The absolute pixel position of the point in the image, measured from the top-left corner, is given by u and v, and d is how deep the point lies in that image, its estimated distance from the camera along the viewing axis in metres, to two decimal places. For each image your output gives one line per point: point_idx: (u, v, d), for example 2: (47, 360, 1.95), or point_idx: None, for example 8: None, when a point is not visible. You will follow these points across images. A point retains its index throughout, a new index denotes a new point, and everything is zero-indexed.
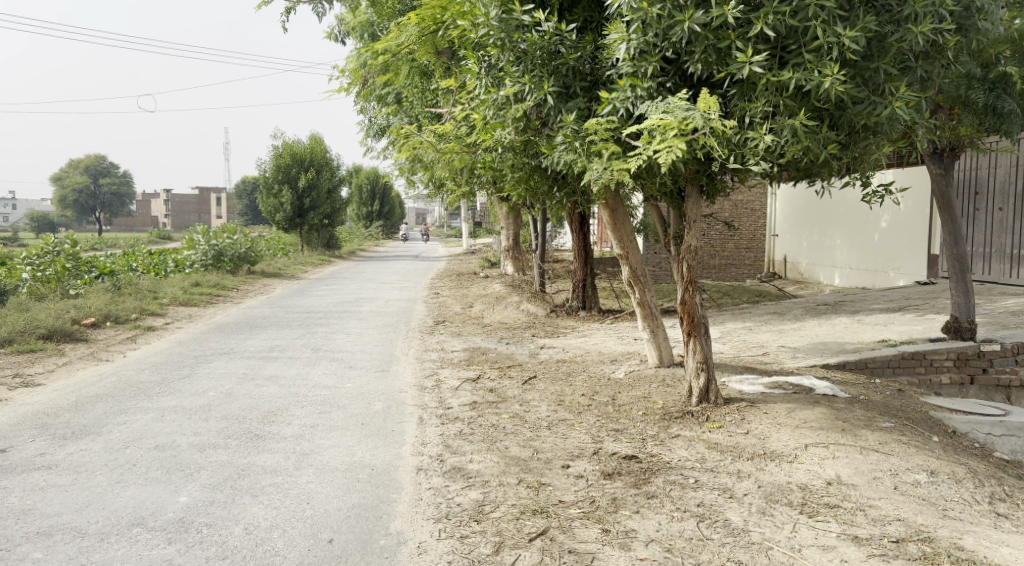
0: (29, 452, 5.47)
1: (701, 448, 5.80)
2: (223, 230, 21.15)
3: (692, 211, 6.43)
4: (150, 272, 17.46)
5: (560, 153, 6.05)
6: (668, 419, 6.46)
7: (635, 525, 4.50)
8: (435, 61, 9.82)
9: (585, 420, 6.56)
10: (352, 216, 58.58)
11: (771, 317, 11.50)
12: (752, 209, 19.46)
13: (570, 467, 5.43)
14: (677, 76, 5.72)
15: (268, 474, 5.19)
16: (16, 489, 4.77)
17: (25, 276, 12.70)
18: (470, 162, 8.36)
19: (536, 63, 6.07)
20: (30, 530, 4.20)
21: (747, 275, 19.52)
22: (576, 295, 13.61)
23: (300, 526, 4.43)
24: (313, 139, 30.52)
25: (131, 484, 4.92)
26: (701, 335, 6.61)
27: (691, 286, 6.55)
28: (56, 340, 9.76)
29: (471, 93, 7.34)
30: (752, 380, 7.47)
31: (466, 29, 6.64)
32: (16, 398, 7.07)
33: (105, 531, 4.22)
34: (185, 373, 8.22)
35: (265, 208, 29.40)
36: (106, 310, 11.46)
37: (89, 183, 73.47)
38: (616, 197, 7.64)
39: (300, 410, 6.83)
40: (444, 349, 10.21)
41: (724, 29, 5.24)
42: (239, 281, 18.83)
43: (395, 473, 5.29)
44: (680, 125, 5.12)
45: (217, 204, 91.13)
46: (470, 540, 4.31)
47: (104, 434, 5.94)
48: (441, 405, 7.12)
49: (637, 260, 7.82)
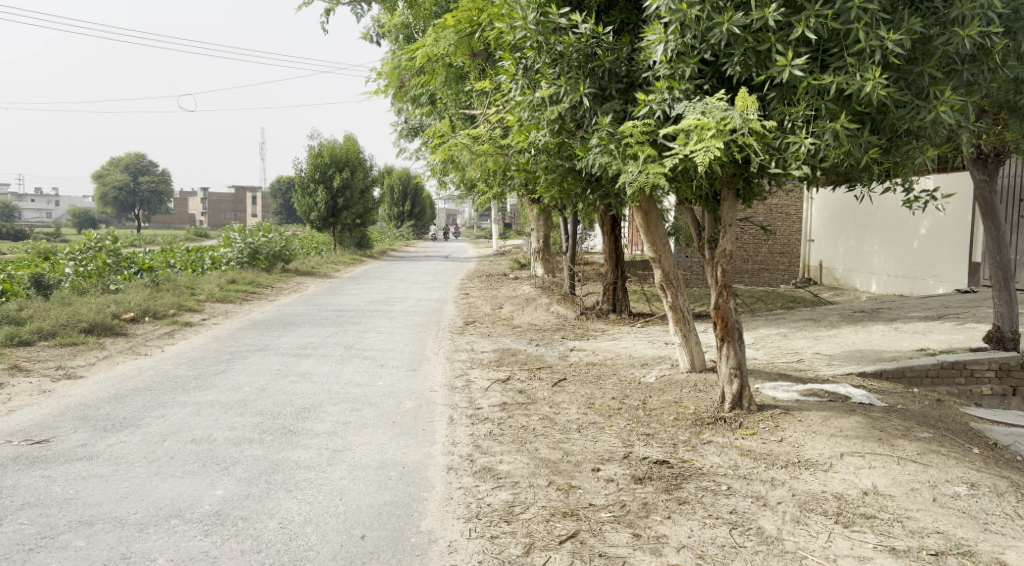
0: (72, 443, 5.61)
1: (734, 454, 5.74)
2: (259, 229, 21.47)
3: (727, 214, 6.38)
4: (188, 269, 17.77)
5: (595, 154, 6.00)
6: (700, 425, 6.41)
7: (666, 531, 4.46)
8: (470, 64, 9.88)
9: (615, 423, 6.53)
10: (384, 215, 59.02)
11: (806, 323, 11.34)
12: (786, 213, 19.10)
13: (600, 470, 5.41)
14: (714, 77, 5.69)
15: (302, 470, 5.26)
16: (59, 478, 4.88)
17: (67, 270, 13.00)
18: (504, 164, 8.34)
19: (572, 65, 6.07)
20: (72, 519, 4.30)
21: (781, 280, 19.25)
22: (606, 298, 13.55)
23: (333, 521, 4.47)
24: (348, 140, 30.83)
25: (169, 476, 5.01)
26: (735, 340, 6.57)
27: (725, 291, 6.49)
28: (97, 334, 9.97)
29: (505, 95, 7.34)
30: (786, 387, 7.37)
31: (502, 31, 6.64)
32: (58, 390, 7.24)
33: (144, 522, 4.31)
34: (221, 368, 8.37)
35: (300, 207, 29.77)
36: (145, 306, 11.69)
37: (129, 182, 75.33)
38: (650, 200, 7.60)
39: (333, 407, 6.90)
40: (474, 349, 10.25)
41: (764, 31, 5.21)
42: (273, 278, 19.06)
43: (426, 472, 5.31)
44: (718, 126, 5.08)
45: (252, 204, 92.21)
46: (501, 541, 4.32)
47: (143, 426, 6.06)
48: (471, 405, 7.14)
49: (670, 264, 7.78)
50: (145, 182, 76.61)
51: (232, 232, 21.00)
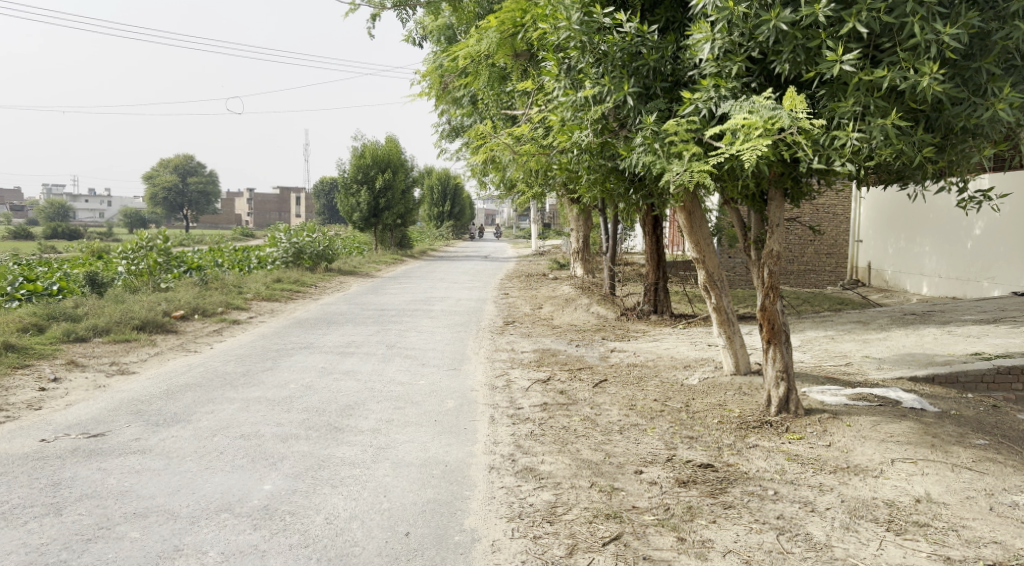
0: (126, 437, 5.76)
1: (781, 459, 5.65)
2: (304, 229, 21.81)
3: (774, 214, 6.27)
4: (234, 269, 18.13)
5: (639, 154, 5.92)
6: (745, 428, 6.33)
7: (711, 535, 4.41)
8: (513, 65, 9.87)
9: (657, 426, 6.47)
10: (424, 215, 59.50)
11: (854, 326, 11.10)
12: (833, 213, 18.71)
13: (643, 472, 5.37)
14: (762, 75, 5.59)
15: (347, 466, 5.32)
16: (115, 471, 5.02)
17: (121, 270, 13.33)
18: (545, 164, 8.30)
19: (616, 64, 6.04)
20: (127, 511, 4.42)
21: (827, 282, 18.86)
22: (647, 299, 13.44)
23: (378, 518, 4.51)
24: (389, 141, 31.11)
25: (218, 470, 5.11)
26: (781, 342, 6.46)
27: (772, 292, 6.39)
28: (148, 331, 10.23)
29: (548, 94, 7.31)
30: (834, 391, 7.22)
31: (545, 31, 6.62)
32: (112, 385, 7.45)
33: (196, 515, 4.40)
34: (268, 365, 8.52)
35: (343, 208, 30.16)
36: (195, 303, 11.96)
37: (179, 182, 77.32)
38: (694, 199, 7.53)
39: (376, 405, 6.97)
40: (514, 349, 10.26)
41: (814, 28, 5.12)
42: (317, 278, 19.32)
43: (468, 471, 5.34)
44: (766, 125, 5.02)
45: (296, 205, 93.64)
46: (544, 541, 4.31)
47: (194, 421, 6.20)
48: (513, 405, 7.15)
49: (714, 264, 7.67)
50: (193, 183, 78.51)
51: (278, 232, 21.40)
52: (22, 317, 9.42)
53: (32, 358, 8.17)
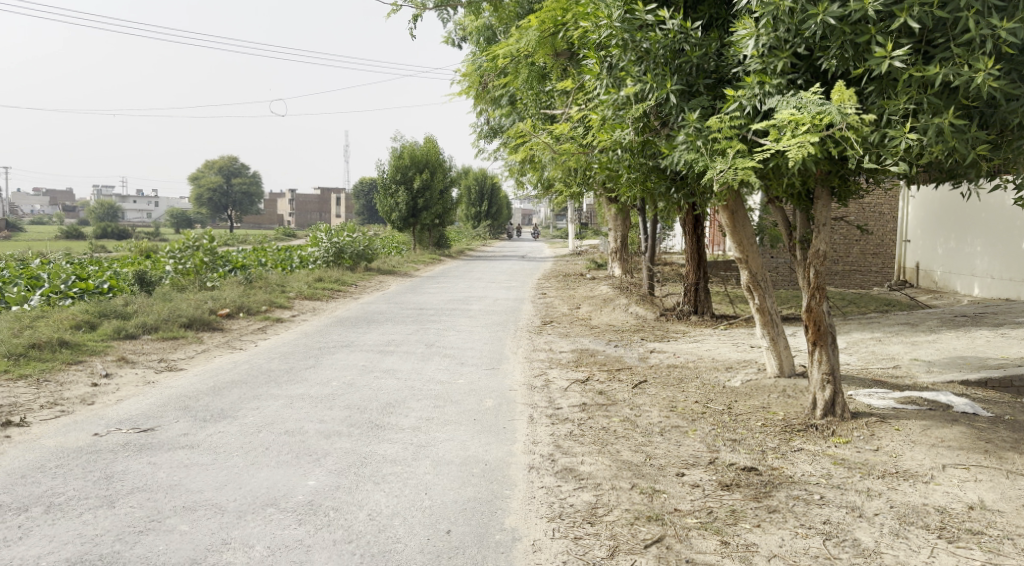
0: (175, 432, 5.89)
1: (827, 463, 5.54)
2: (344, 229, 22.05)
3: (821, 213, 6.13)
4: (277, 268, 18.43)
5: (681, 152, 5.84)
6: (790, 431, 6.22)
7: (755, 539, 4.35)
8: (553, 63, 9.84)
9: (699, 428, 6.40)
10: (462, 216, 59.76)
11: (902, 328, 10.83)
12: (880, 212, 18.30)
13: (685, 475, 5.31)
14: (809, 72, 5.49)
15: (388, 463, 5.36)
16: (165, 465, 5.14)
17: (168, 268, 13.64)
18: (585, 163, 8.25)
19: (658, 61, 5.98)
20: (177, 504, 4.51)
21: (874, 282, 18.49)
22: (688, 299, 13.28)
23: (420, 515, 4.54)
24: (427, 141, 31.29)
25: (264, 466, 5.19)
26: (827, 344, 6.33)
27: (818, 293, 6.27)
28: (195, 329, 10.46)
29: (588, 93, 7.26)
30: (882, 395, 7.06)
31: (587, 30, 6.60)
32: (161, 381, 7.63)
33: (242, 510, 4.48)
34: (310, 363, 8.64)
35: (382, 208, 30.50)
36: (239, 302, 12.19)
37: (223, 183, 78.97)
38: (737, 198, 7.41)
39: (417, 403, 7.02)
40: (552, 349, 10.24)
41: (863, 23, 5.01)
42: (358, 278, 19.53)
43: (508, 470, 5.35)
44: (813, 121, 4.92)
45: (337, 206, 94.75)
46: (585, 542, 4.30)
47: (239, 418, 6.31)
48: (552, 405, 7.14)
49: (758, 264, 7.54)
50: (237, 183, 80.10)
51: (319, 232, 21.69)
52: (75, 314, 9.67)
53: (85, 354, 8.40)
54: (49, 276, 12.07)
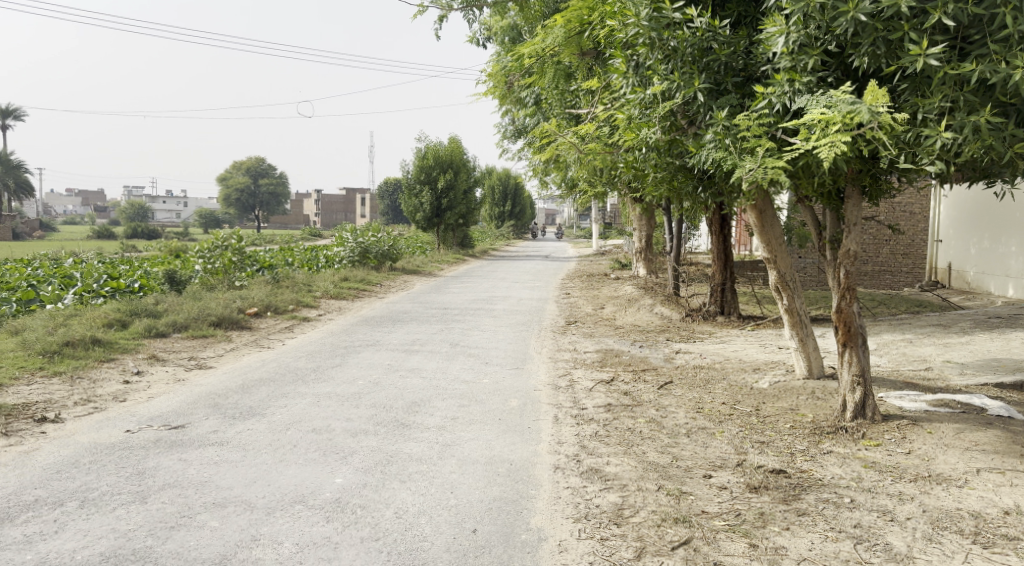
0: (205, 429, 5.96)
1: (857, 466, 5.46)
2: (369, 229, 22.18)
3: (852, 212, 6.05)
4: (303, 267, 18.60)
5: (708, 150, 5.77)
6: (819, 434, 6.14)
7: (784, 543, 4.30)
8: (579, 63, 9.79)
9: (726, 429, 6.34)
10: (486, 216, 59.85)
11: (934, 329, 10.64)
12: (911, 212, 18.03)
13: (712, 477, 5.26)
14: (840, 69, 5.42)
15: (414, 462, 5.38)
16: (195, 462, 5.20)
17: (198, 268, 13.82)
18: (611, 163, 8.20)
19: (686, 60, 5.93)
20: (207, 501, 4.57)
21: (905, 283, 18.23)
22: (714, 299, 13.17)
23: (446, 514, 4.56)
24: (452, 141, 31.39)
25: (292, 463, 5.24)
26: (857, 346, 6.25)
27: (849, 294, 6.18)
28: (224, 327, 10.59)
29: (614, 92, 7.22)
30: (913, 397, 6.95)
31: (614, 29, 6.57)
32: (191, 379, 7.73)
33: (271, 507, 4.52)
34: (337, 362, 8.70)
35: (406, 208, 30.65)
36: (267, 302, 12.31)
37: (250, 183, 79.83)
38: (766, 197, 7.32)
39: (442, 402, 7.04)
40: (576, 349, 10.22)
41: (896, 19, 4.94)
42: (383, 277, 19.64)
43: (533, 470, 5.34)
44: (845, 120, 4.85)
45: (362, 206, 95.35)
46: (612, 543, 4.28)
47: (268, 415, 6.37)
48: (576, 405, 7.11)
49: (786, 265, 7.46)
50: (265, 184, 80.97)
51: (345, 232, 21.84)
52: (107, 312, 9.81)
53: (117, 352, 8.54)
54: (82, 275, 12.27)
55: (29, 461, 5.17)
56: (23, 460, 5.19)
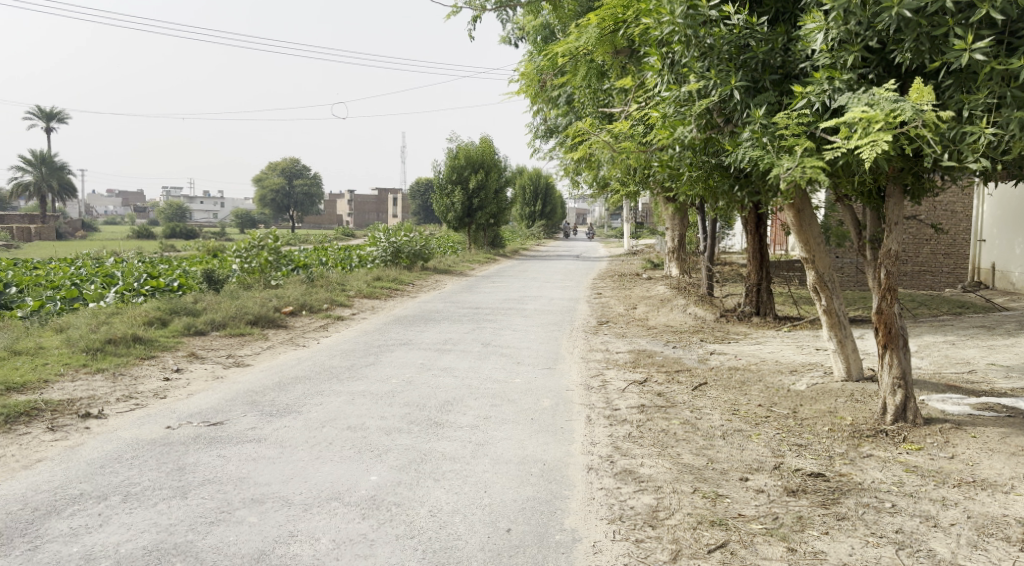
0: (243, 426, 6.05)
1: (898, 470, 5.35)
2: (402, 229, 22.31)
3: (892, 212, 5.93)
4: (336, 267, 18.78)
5: (745, 149, 5.69)
6: (858, 437, 6.04)
7: (824, 547, 4.23)
8: (612, 61, 9.72)
9: (763, 432, 6.26)
10: (518, 215, 59.84)
11: (978, 331, 10.38)
12: (952, 211, 17.66)
13: (749, 480, 5.20)
14: (881, 66, 5.33)
15: (447, 461, 5.40)
16: (234, 458, 5.28)
17: (235, 267, 14.02)
18: (645, 162, 8.13)
19: (722, 57, 5.86)
20: (246, 496, 4.63)
21: (946, 284, 17.88)
22: (749, 300, 13.00)
23: (480, 513, 4.56)
24: (484, 141, 31.43)
25: (328, 460, 5.29)
26: (899, 347, 6.12)
27: (889, 295, 6.05)
28: (261, 326, 10.74)
29: (649, 90, 7.16)
30: (956, 400, 6.80)
31: (648, 26, 6.52)
32: (229, 376, 7.86)
33: (308, 503, 4.57)
34: (371, 360, 8.77)
35: (438, 208, 30.81)
36: (302, 301, 12.46)
37: (285, 183, 80.83)
38: (804, 197, 7.20)
39: (474, 402, 7.04)
40: (609, 349, 10.17)
41: (941, 14, 4.84)
42: (415, 277, 19.74)
43: (567, 470, 5.32)
44: (888, 118, 4.76)
45: (394, 206, 95.99)
46: (647, 545, 4.25)
47: (304, 412, 6.45)
48: (609, 406, 7.08)
49: (825, 265, 7.33)
50: (299, 184, 81.94)
51: (378, 232, 22.00)
52: (148, 311, 9.99)
53: (157, 350, 8.71)
54: (123, 275, 12.52)
55: (74, 455, 5.29)
56: (69, 454, 5.31)
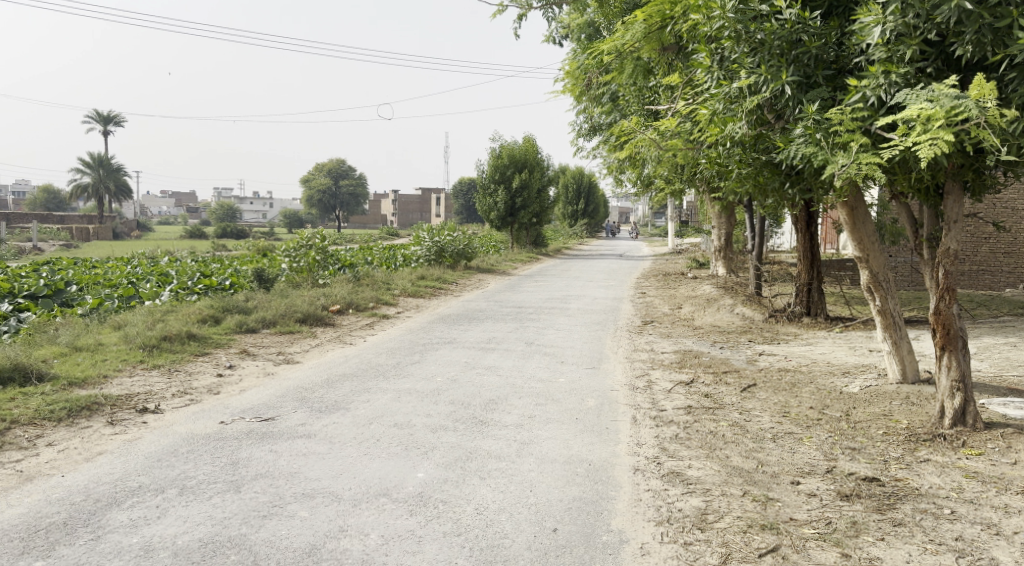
0: (294, 421, 6.15)
1: (957, 476, 5.19)
2: (446, 228, 22.43)
3: (952, 209, 5.74)
4: (382, 266, 19.00)
5: (798, 145, 5.56)
6: (914, 441, 5.87)
7: (880, 553, 4.13)
8: (659, 58, 9.58)
9: (814, 435, 6.13)
10: (560, 214, 59.66)
11: None
12: (1014, 208, 17.01)
13: (800, 483, 5.09)
14: (940, 59, 5.18)
15: (493, 459, 5.41)
16: (285, 453, 5.37)
17: (283, 266, 14.27)
18: (693, 159, 8.01)
19: (774, 52, 5.76)
20: (296, 491, 4.71)
21: (1006, 284, 17.27)
22: (800, 300, 12.74)
23: (526, 512, 4.56)
24: (528, 141, 31.41)
25: (376, 456, 5.35)
26: (957, 349, 5.93)
27: (948, 295, 5.87)
28: (310, 324, 10.91)
29: (698, 87, 7.05)
30: (1018, 404, 6.57)
31: (697, 22, 6.43)
32: (279, 373, 8.00)
33: (357, 499, 4.62)
34: (416, 358, 8.85)
35: (481, 207, 30.93)
36: (349, 299, 12.63)
37: (331, 184, 81.99)
38: (857, 194, 7.01)
39: (519, 400, 7.05)
40: (654, 349, 10.08)
41: (1004, 5, 4.70)
42: (458, 276, 19.86)
43: (613, 471, 5.29)
44: (948, 115, 4.62)
45: (438, 206, 96.59)
46: (696, 548, 4.19)
47: (352, 409, 6.53)
48: (655, 406, 7.02)
49: (879, 264, 7.13)
50: (345, 184, 82.98)
51: (422, 231, 22.17)
52: (202, 309, 10.23)
53: (210, 347, 8.92)
54: (177, 274, 12.86)
55: (132, 449, 5.44)
56: (127, 448, 5.47)
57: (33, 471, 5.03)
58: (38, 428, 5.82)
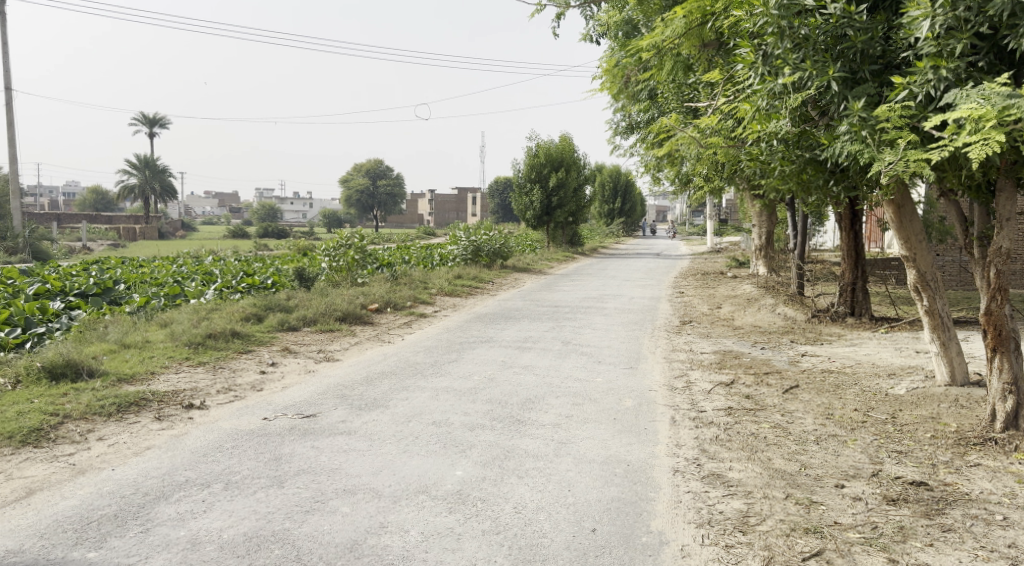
0: (335, 418, 6.23)
1: (1009, 481, 5.05)
2: (482, 227, 22.47)
3: (1004, 207, 5.57)
4: (419, 265, 19.11)
5: (843, 143, 5.43)
6: (964, 445, 5.72)
7: (928, 559, 4.04)
8: (699, 55, 9.47)
9: (859, 438, 6.01)
10: (597, 213, 59.35)
11: None
12: None
13: (845, 487, 5.00)
14: (991, 53, 5.06)
15: (531, 458, 5.41)
16: (326, 449, 5.44)
17: (323, 266, 14.37)
18: (734, 157, 7.89)
19: (818, 48, 5.67)
20: (337, 487, 4.76)
21: None
22: (843, 299, 12.49)
23: (564, 511, 4.55)
24: (564, 140, 31.34)
25: (415, 454, 5.39)
26: (1010, 351, 5.77)
27: (1000, 295, 5.71)
28: (349, 322, 11.03)
29: (740, 83, 6.95)
30: None
31: (740, 18, 6.35)
32: (320, 371, 8.10)
33: (397, 495, 4.66)
34: (454, 357, 8.89)
35: (518, 206, 30.95)
36: (387, 298, 12.75)
37: (369, 184, 82.74)
38: (905, 191, 6.84)
39: (556, 400, 7.05)
40: (692, 349, 9.98)
41: None
42: (494, 274, 19.90)
43: (652, 472, 5.24)
44: (999, 115, 4.50)
45: (474, 205, 96.89)
46: (738, 550, 4.15)
47: (390, 407, 6.59)
48: (695, 407, 6.95)
49: (927, 263, 6.96)
50: (383, 184, 83.66)
51: (459, 231, 22.25)
52: (245, 307, 10.41)
53: (253, 344, 9.07)
54: (221, 273, 13.10)
55: (179, 444, 5.56)
56: (174, 443, 5.59)
57: (85, 465, 5.17)
58: (89, 422, 5.98)
